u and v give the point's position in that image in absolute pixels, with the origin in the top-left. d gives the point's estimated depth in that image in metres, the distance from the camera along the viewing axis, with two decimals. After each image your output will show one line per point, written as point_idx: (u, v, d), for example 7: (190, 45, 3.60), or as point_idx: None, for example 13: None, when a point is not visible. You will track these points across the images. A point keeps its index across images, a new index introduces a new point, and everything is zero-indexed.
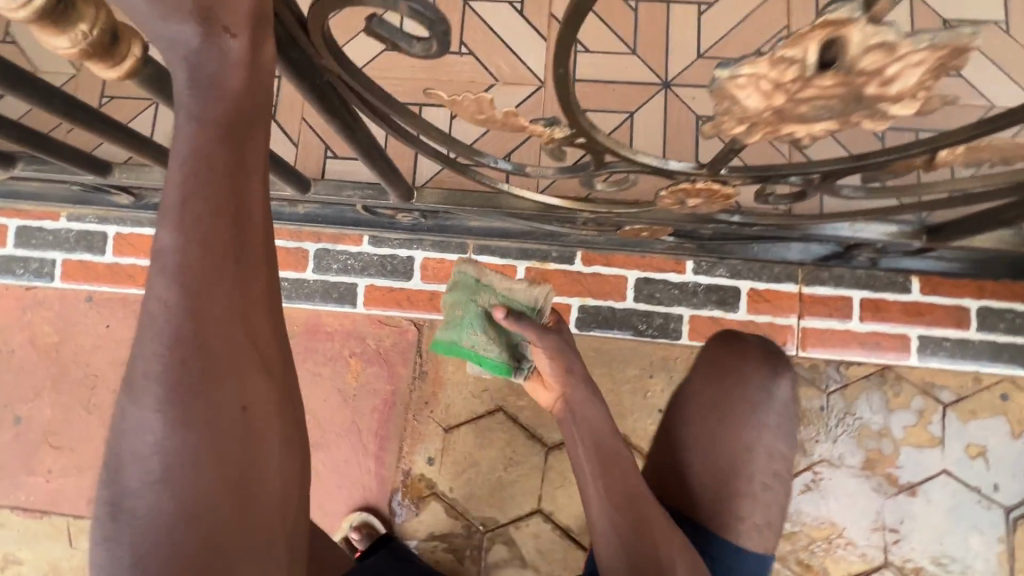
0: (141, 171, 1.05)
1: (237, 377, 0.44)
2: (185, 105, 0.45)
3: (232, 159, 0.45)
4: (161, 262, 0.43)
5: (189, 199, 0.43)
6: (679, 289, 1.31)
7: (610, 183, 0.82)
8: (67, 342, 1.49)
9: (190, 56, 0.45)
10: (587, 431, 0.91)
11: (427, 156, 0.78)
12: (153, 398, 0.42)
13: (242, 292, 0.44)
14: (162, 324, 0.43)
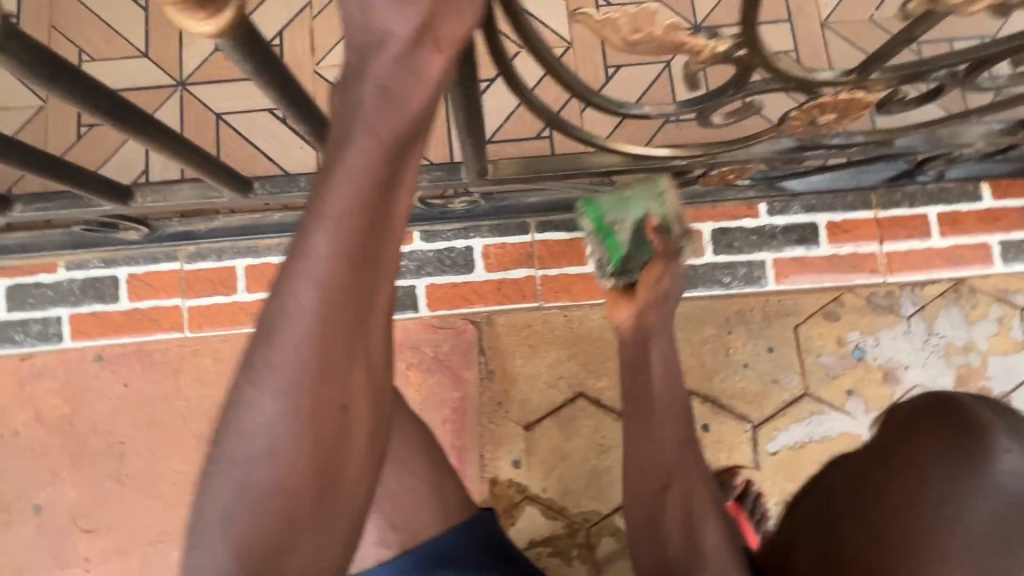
0: (167, 192, 0.91)
1: (350, 380, 0.49)
2: (355, 125, 0.47)
3: (383, 193, 0.48)
4: (303, 268, 0.46)
5: (339, 213, 0.47)
6: (757, 234, 1.27)
7: (727, 116, 0.74)
8: (81, 411, 1.32)
9: (379, 73, 0.47)
10: (653, 362, 0.88)
11: (532, 110, 0.71)
12: (278, 382, 0.46)
13: (368, 308, 0.49)
14: (290, 318, 0.46)
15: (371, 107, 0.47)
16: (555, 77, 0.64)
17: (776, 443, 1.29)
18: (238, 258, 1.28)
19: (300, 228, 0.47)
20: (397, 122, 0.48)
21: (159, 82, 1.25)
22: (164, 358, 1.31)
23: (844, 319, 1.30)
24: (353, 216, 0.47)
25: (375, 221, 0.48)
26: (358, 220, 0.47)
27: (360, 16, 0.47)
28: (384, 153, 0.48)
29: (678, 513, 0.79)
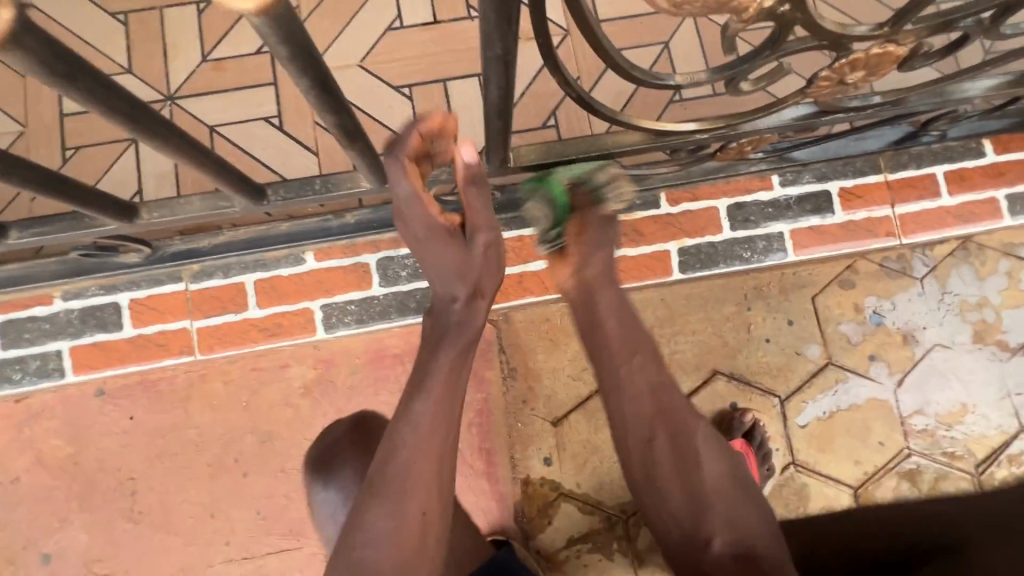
0: (173, 206, 0.85)
1: (430, 499, 0.73)
2: (443, 332, 0.78)
3: (455, 375, 0.77)
4: (408, 419, 0.73)
5: (430, 390, 0.75)
6: (773, 207, 1.27)
7: (756, 81, 0.73)
8: (86, 450, 1.25)
9: (449, 301, 0.78)
10: (612, 302, 0.89)
11: (562, 84, 0.68)
12: (391, 494, 0.71)
13: (446, 452, 0.75)
14: (397, 454, 0.72)
15: (452, 318, 0.78)
16: (597, 48, 0.62)
17: (805, 415, 1.28)
18: (246, 274, 1.23)
19: (405, 402, 0.75)
20: (466, 328, 0.78)
21: (145, 98, 1.20)
22: (171, 387, 1.26)
23: (860, 285, 1.30)
24: (440, 390, 0.75)
25: (452, 392, 0.76)
26: (443, 394, 0.75)
27: (428, 249, 0.78)
28: (459, 346, 0.78)
29: (670, 465, 0.83)
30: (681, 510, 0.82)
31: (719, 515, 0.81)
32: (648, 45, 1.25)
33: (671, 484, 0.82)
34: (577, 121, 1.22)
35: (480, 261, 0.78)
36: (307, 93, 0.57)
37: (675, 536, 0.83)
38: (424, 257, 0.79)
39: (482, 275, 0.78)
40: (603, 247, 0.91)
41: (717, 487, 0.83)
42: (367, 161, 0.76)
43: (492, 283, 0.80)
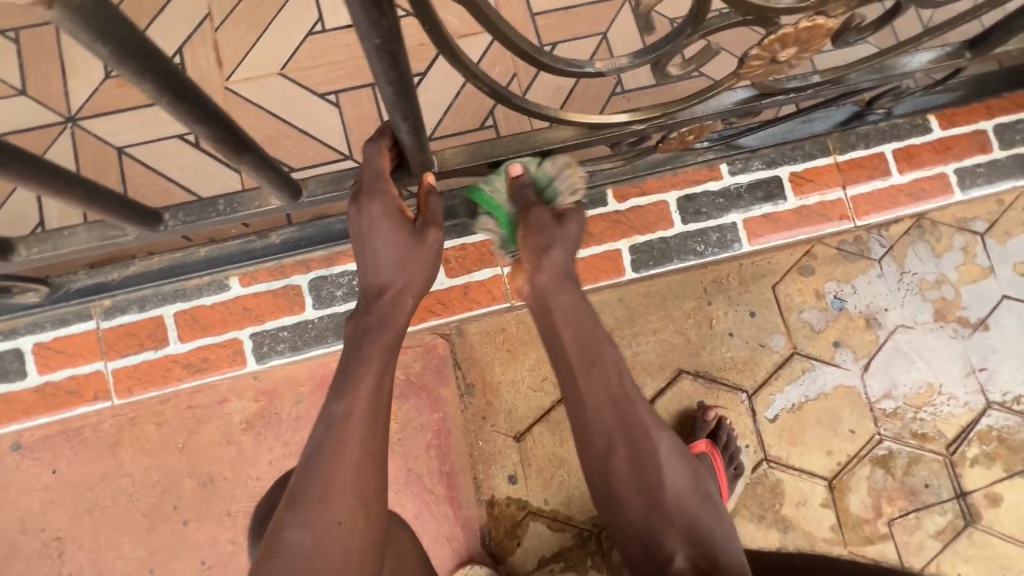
0: (56, 238, 0.76)
1: (352, 504, 0.66)
2: (364, 329, 0.73)
3: (376, 380, 0.71)
4: (325, 427, 0.69)
5: (355, 386, 0.70)
6: (725, 197, 1.23)
7: (684, 64, 0.68)
8: (4, 511, 1.14)
9: (370, 300, 0.74)
10: (568, 318, 0.82)
11: (470, 80, 0.61)
12: (306, 503, 0.65)
13: (372, 454, 0.69)
14: (316, 455, 0.67)
15: (375, 314, 0.73)
16: (505, 44, 0.55)
17: (774, 408, 1.24)
18: (164, 306, 1.13)
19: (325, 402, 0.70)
20: (387, 326, 0.73)
21: (42, 121, 1.10)
22: (97, 434, 1.15)
23: (818, 271, 1.27)
24: (360, 395, 0.69)
25: (374, 395, 0.70)
26: (364, 399, 0.69)
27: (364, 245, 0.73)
28: (378, 348, 0.72)
29: (626, 480, 0.80)
30: (642, 522, 0.80)
31: (679, 528, 0.79)
32: (585, 37, 1.20)
33: (631, 497, 0.80)
34: (515, 120, 1.16)
35: (419, 259, 0.74)
36: (157, 99, 0.48)
37: (638, 545, 0.81)
38: (364, 236, 0.73)
39: (418, 269, 0.74)
40: (567, 250, 0.84)
41: (672, 495, 0.80)
42: (262, 174, 0.68)
43: (419, 280, 0.75)
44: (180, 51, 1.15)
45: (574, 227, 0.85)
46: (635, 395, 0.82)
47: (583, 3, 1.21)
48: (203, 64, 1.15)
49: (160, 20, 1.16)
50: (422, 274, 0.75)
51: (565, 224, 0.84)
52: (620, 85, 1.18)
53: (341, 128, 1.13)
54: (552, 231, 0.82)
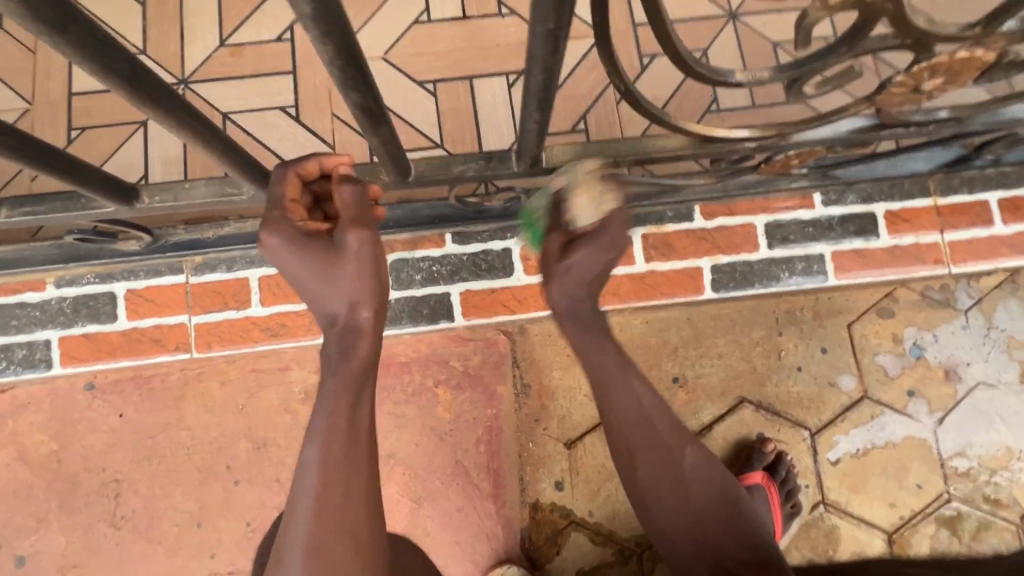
0: (176, 190, 0.78)
1: (342, 560, 0.71)
2: (332, 361, 0.74)
3: (350, 418, 0.74)
4: (305, 470, 0.73)
5: (328, 424, 0.73)
6: (814, 227, 1.20)
7: (821, 84, 0.66)
8: (70, 448, 1.18)
9: (336, 328, 0.75)
10: (585, 337, 0.87)
11: (613, 78, 0.61)
12: (294, 555, 0.71)
13: (346, 508, 0.72)
14: (298, 501, 0.73)
15: (337, 343, 0.75)
16: (664, 46, 0.54)
17: (837, 451, 1.20)
18: (250, 269, 1.17)
19: (303, 445, 0.74)
20: (354, 356, 0.74)
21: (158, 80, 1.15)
22: (165, 384, 1.19)
23: (899, 315, 1.22)
24: (335, 435, 0.73)
25: (348, 433, 0.74)
26: (338, 438, 0.73)
27: (299, 284, 0.74)
28: (349, 381, 0.74)
29: (655, 486, 0.85)
30: (674, 522, 0.85)
31: (704, 526, 0.84)
32: None
33: (660, 503, 0.85)
34: (608, 127, 1.17)
35: (345, 268, 0.71)
36: (329, 64, 0.49)
37: (673, 542, 0.86)
38: (291, 268, 0.72)
39: (356, 284, 0.72)
40: (567, 287, 0.84)
41: (697, 497, 0.85)
42: (387, 152, 0.69)
43: (365, 298, 0.73)
44: (291, 26, 1.18)
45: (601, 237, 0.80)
46: (662, 415, 0.87)
47: (686, 19, 1.21)
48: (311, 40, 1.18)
49: None
50: (365, 287, 0.72)
51: (571, 256, 0.81)
52: (716, 104, 1.18)
53: (436, 117, 1.15)
54: (552, 266, 0.83)
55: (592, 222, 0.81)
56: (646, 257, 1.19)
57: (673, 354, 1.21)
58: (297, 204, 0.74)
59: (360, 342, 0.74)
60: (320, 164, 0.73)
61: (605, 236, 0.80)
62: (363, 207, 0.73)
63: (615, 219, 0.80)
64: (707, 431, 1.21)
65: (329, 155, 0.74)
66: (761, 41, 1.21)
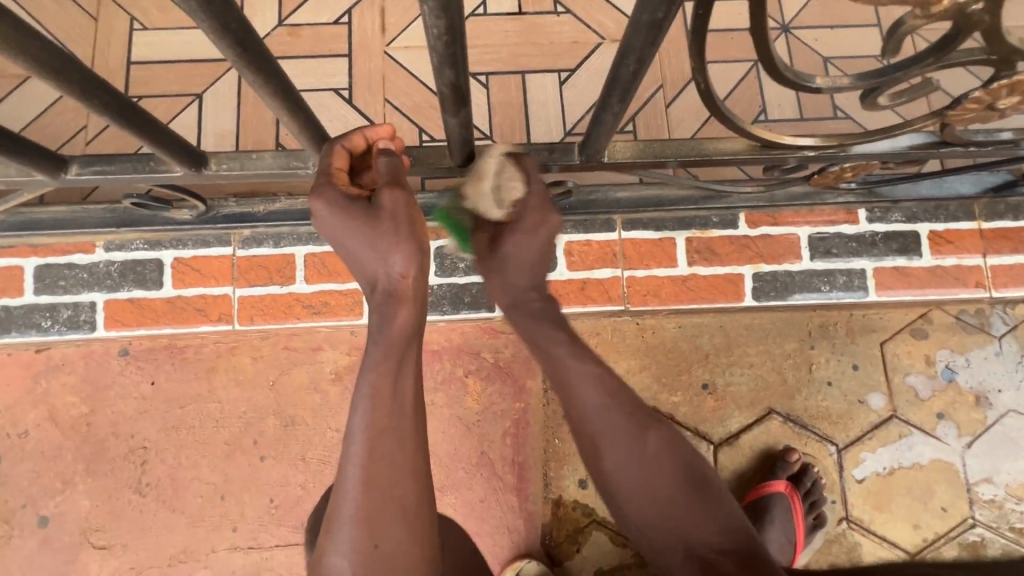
0: (244, 159, 0.79)
1: (391, 531, 0.71)
2: (378, 324, 0.74)
3: (393, 386, 0.73)
4: (351, 439, 0.73)
5: (375, 388, 0.73)
6: (856, 242, 1.20)
7: (896, 95, 0.67)
8: (100, 412, 1.18)
9: (381, 289, 0.75)
10: (530, 319, 0.85)
11: (696, 77, 0.62)
12: (343, 527, 0.71)
13: (393, 478, 0.72)
14: (344, 468, 0.72)
15: (381, 307, 0.74)
16: (757, 46, 0.55)
17: (863, 469, 1.19)
18: (297, 246, 1.18)
19: (351, 411, 0.74)
20: (399, 319, 0.74)
21: (216, 55, 1.17)
22: (198, 356, 1.20)
23: (933, 337, 1.22)
24: (379, 402, 0.73)
25: (392, 400, 0.73)
26: (382, 406, 0.73)
27: (349, 251, 0.76)
28: (392, 349, 0.74)
29: (621, 469, 0.77)
30: (646, 509, 0.76)
31: (673, 520, 0.75)
32: (737, 62, 1.21)
33: (626, 489, 0.77)
34: (656, 128, 1.18)
35: (386, 232, 0.72)
36: (436, 42, 0.51)
37: (650, 530, 0.76)
38: (338, 238, 0.75)
39: (395, 249, 0.72)
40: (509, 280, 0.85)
41: (664, 476, 0.76)
42: (461, 132, 0.70)
43: (405, 266, 0.73)
44: (349, 11, 1.20)
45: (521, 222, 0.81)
46: (621, 397, 0.80)
47: (739, 29, 1.23)
48: (367, 26, 1.19)
49: None
50: (404, 250, 0.72)
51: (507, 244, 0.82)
52: (764, 113, 1.19)
53: (487, 109, 1.16)
54: (488, 260, 0.84)
55: (510, 211, 0.82)
56: (688, 260, 1.20)
57: (703, 360, 1.21)
58: (343, 174, 0.77)
59: (400, 304, 0.73)
60: (364, 136, 0.76)
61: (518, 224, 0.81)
62: (397, 171, 0.74)
63: (529, 208, 0.81)
64: (734, 439, 1.20)
65: (372, 125, 0.77)
66: (812, 55, 1.22)
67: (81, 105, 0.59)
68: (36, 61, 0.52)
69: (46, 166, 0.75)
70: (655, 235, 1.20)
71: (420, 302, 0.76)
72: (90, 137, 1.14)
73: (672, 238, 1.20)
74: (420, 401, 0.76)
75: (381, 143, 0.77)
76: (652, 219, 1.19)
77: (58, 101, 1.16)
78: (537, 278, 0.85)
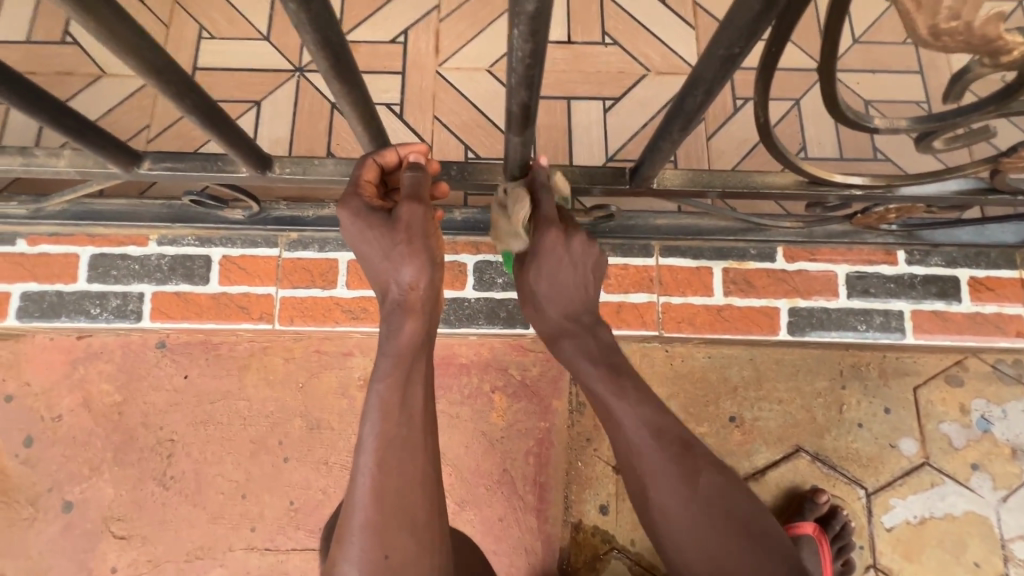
0: (308, 164, 0.83)
1: (400, 540, 0.70)
2: (386, 331, 0.75)
3: (402, 398, 0.74)
4: (361, 450, 0.72)
5: (384, 401, 0.73)
6: (895, 283, 1.20)
7: (951, 140, 0.69)
8: (133, 401, 1.20)
9: (390, 297, 0.77)
10: (586, 356, 0.85)
11: (755, 112, 0.64)
12: (353, 537, 0.70)
13: (403, 489, 0.71)
14: (354, 478, 0.72)
15: (389, 313, 0.76)
16: (823, 87, 0.58)
17: (892, 516, 1.16)
18: (341, 251, 1.21)
19: (360, 423, 0.74)
20: (406, 330, 0.75)
21: (276, 66, 1.23)
22: (232, 353, 1.22)
23: (968, 385, 1.20)
24: (388, 413, 0.73)
25: (401, 412, 0.74)
26: (392, 416, 0.73)
27: (364, 259, 0.78)
28: (401, 359, 0.74)
29: (665, 503, 0.76)
30: (692, 557, 0.74)
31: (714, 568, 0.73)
32: (779, 100, 1.24)
33: (664, 519, 0.77)
34: (696, 159, 1.20)
35: (398, 241, 0.74)
36: (520, 67, 0.54)
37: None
38: (357, 245, 0.78)
39: (407, 258, 0.74)
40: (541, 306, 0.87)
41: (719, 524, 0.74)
42: (519, 150, 0.73)
43: (415, 279, 0.75)
44: (406, 31, 1.25)
45: (555, 244, 0.82)
46: (670, 434, 0.80)
47: (783, 68, 1.25)
48: (422, 46, 1.24)
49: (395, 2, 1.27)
50: (416, 260, 0.74)
51: (535, 268, 0.85)
52: (804, 151, 1.21)
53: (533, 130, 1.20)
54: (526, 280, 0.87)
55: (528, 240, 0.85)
56: (725, 290, 1.20)
57: (732, 392, 1.20)
58: (372, 186, 0.79)
59: (408, 315, 0.75)
60: (397, 152, 0.79)
61: (545, 249, 0.82)
62: (423, 189, 0.76)
63: (555, 230, 0.81)
64: (762, 474, 1.18)
65: (405, 142, 0.79)
66: (853, 98, 1.24)
67: (173, 105, 0.63)
68: (141, 63, 0.56)
69: (121, 159, 0.79)
70: (691, 264, 1.21)
71: (428, 315, 0.77)
72: (149, 137, 1.19)
73: (709, 267, 1.21)
74: (428, 413, 0.77)
75: (412, 158, 0.79)
76: (690, 248, 1.20)
77: (124, 101, 1.21)
78: (580, 305, 0.87)
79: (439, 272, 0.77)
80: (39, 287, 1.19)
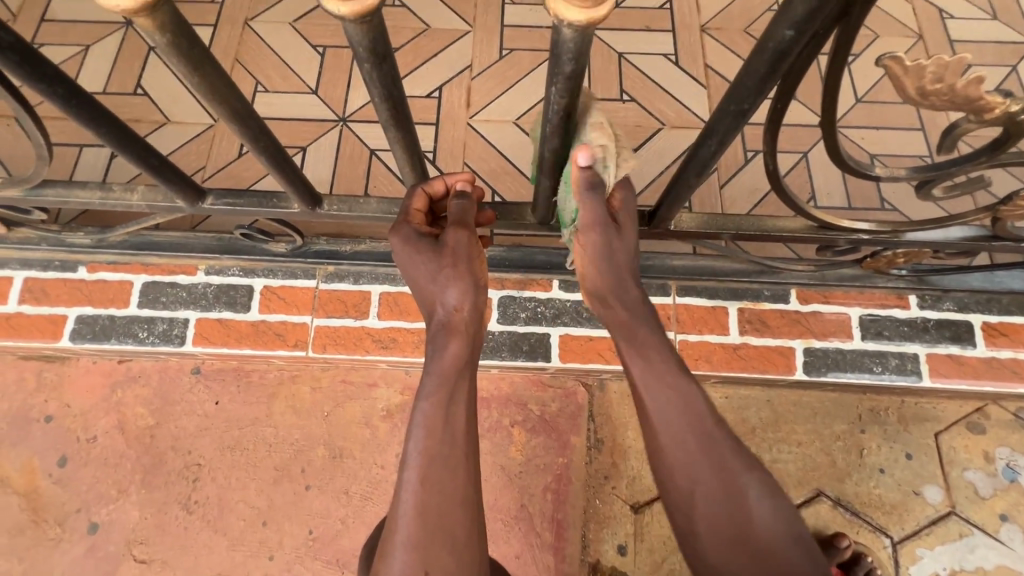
0: (353, 202, 0.91)
1: (440, 558, 0.72)
2: (433, 348, 0.80)
3: (445, 416, 0.77)
4: (405, 466, 0.76)
5: (431, 418, 0.77)
6: (909, 327, 1.22)
7: (950, 188, 0.74)
8: (165, 424, 1.25)
9: (439, 315, 0.82)
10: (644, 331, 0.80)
11: (764, 160, 0.71)
12: (396, 551, 0.73)
13: (444, 506, 0.74)
14: (400, 494, 0.76)
15: (435, 330, 0.82)
16: (825, 137, 0.64)
17: (921, 567, 1.13)
18: (374, 284, 1.28)
19: (406, 439, 0.77)
20: (452, 350, 0.79)
21: (322, 116, 1.34)
22: (262, 380, 1.27)
23: (990, 432, 1.20)
24: (432, 430, 0.77)
25: (444, 429, 0.77)
26: (434, 434, 0.76)
27: (412, 280, 0.84)
28: (446, 378, 0.79)
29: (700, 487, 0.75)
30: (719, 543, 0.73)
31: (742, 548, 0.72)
32: (787, 152, 1.32)
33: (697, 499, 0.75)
34: (710, 205, 1.26)
35: (447, 266, 0.81)
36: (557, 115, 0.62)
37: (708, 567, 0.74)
38: (405, 268, 0.84)
39: (453, 282, 0.80)
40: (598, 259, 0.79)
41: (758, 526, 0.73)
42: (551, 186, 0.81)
43: (460, 301, 0.81)
44: (440, 88, 1.37)
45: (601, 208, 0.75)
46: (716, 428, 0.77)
47: (791, 124, 1.34)
48: (455, 100, 1.36)
49: (432, 62, 1.40)
50: (462, 283, 0.80)
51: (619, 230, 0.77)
52: (814, 200, 1.27)
53: None
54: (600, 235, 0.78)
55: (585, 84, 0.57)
56: (740, 330, 1.23)
57: (750, 433, 1.21)
58: (420, 214, 0.86)
59: (454, 335, 0.80)
60: (444, 181, 0.85)
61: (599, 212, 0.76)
62: (469, 218, 0.83)
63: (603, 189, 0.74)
64: None
65: (452, 172, 0.85)
66: (858, 151, 1.32)
67: (246, 146, 0.72)
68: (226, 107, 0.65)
69: (189, 194, 0.87)
70: (707, 304, 1.25)
71: (471, 336, 0.82)
72: (203, 177, 1.30)
73: (724, 306, 1.25)
74: (471, 433, 0.79)
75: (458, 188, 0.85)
76: (706, 288, 1.25)
77: (184, 144, 1.34)
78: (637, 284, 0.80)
79: (483, 293, 0.82)
80: (93, 310, 1.27)
